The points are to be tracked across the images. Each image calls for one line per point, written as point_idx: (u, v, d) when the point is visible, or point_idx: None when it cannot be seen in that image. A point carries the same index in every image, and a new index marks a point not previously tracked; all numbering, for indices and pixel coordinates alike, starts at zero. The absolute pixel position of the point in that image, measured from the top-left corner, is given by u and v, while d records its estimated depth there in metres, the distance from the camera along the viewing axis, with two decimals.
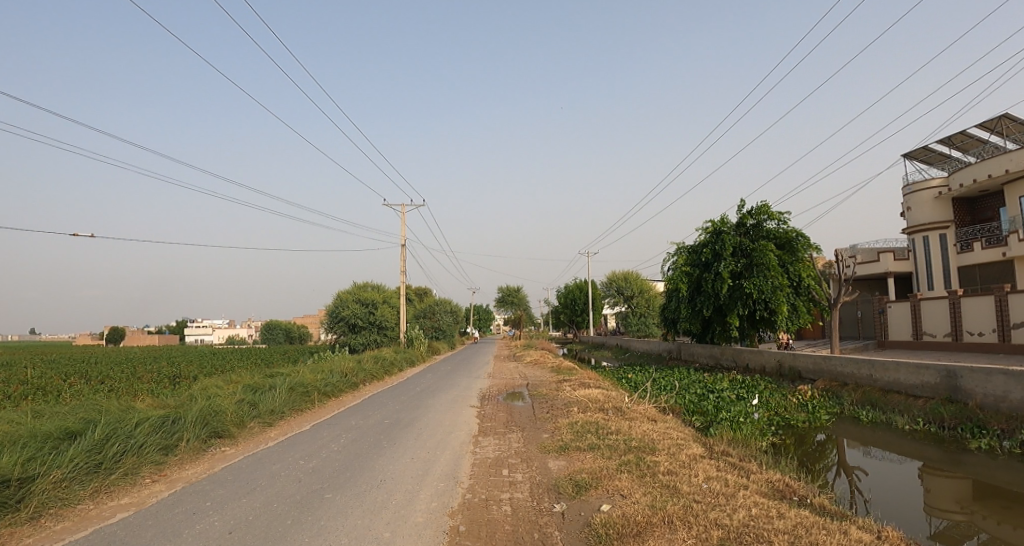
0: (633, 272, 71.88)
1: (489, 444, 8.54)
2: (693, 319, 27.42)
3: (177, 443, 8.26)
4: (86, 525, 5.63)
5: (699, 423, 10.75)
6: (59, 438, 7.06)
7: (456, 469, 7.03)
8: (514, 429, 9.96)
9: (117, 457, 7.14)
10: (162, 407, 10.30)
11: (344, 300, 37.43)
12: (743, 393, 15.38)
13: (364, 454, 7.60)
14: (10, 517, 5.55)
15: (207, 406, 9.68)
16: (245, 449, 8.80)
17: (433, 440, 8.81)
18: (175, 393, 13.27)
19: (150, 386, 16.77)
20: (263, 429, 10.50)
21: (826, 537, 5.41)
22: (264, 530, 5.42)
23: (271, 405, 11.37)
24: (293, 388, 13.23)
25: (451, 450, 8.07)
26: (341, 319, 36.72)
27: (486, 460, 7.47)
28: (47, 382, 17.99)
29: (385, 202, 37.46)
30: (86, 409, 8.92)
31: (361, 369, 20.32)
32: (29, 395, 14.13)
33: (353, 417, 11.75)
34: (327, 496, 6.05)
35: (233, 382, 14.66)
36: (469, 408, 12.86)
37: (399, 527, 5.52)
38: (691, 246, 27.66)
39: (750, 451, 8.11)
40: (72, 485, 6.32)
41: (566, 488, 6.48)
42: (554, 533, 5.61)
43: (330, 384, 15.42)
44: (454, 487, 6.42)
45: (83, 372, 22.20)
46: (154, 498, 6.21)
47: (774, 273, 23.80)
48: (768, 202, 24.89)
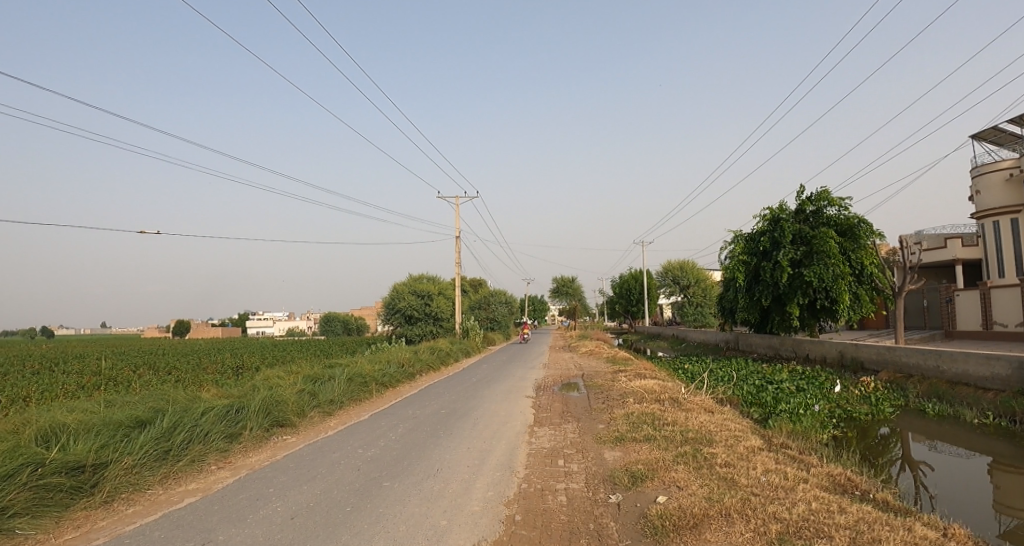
0: (689, 261, 70.87)
1: (543, 435, 8.48)
2: (751, 309, 27.01)
3: (241, 431, 8.50)
4: (155, 509, 5.86)
5: (757, 414, 10.53)
6: (130, 425, 7.36)
7: (512, 458, 6.98)
8: (569, 419, 9.92)
9: (184, 445, 7.38)
10: (227, 396, 10.65)
11: (400, 291, 38.20)
12: (803, 385, 15.00)
13: (421, 443, 7.68)
14: (86, 502, 5.89)
15: (270, 396, 9.95)
16: (306, 438, 8.96)
17: (489, 430, 8.84)
18: (239, 383, 13.71)
19: (214, 376, 17.32)
20: (323, 419, 10.75)
21: (888, 533, 5.23)
22: (324, 519, 5.58)
23: (330, 395, 11.62)
24: (352, 378, 13.51)
25: (506, 439, 8.05)
26: (397, 311, 37.55)
27: (541, 451, 7.41)
28: (118, 372, 18.96)
29: (440, 195, 37.99)
30: (155, 398, 9.27)
31: (418, 361, 20.59)
32: (101, 385, 14.89)
33: (411, 407, 11.86)
34: (385, 484, 6.07)
35: (294, 372, 15.06)
36: (525, 399, 12.90)
37: (456, 516, 5.68)
38: (749, 234, 27.18)
39: (810, 443, 7.85)
40: (142, 471, 6.59)
41: (621, 479, 6.42)
42: (609, 525, 5.73)
43: (387, 375, 15.71)
44: (509, 476, 6.38)
45: (152, 363, 23.33)
46: (219, 483, 6.35)
47: (835, 260, 23.06)
48: (827, 188, 24.13)
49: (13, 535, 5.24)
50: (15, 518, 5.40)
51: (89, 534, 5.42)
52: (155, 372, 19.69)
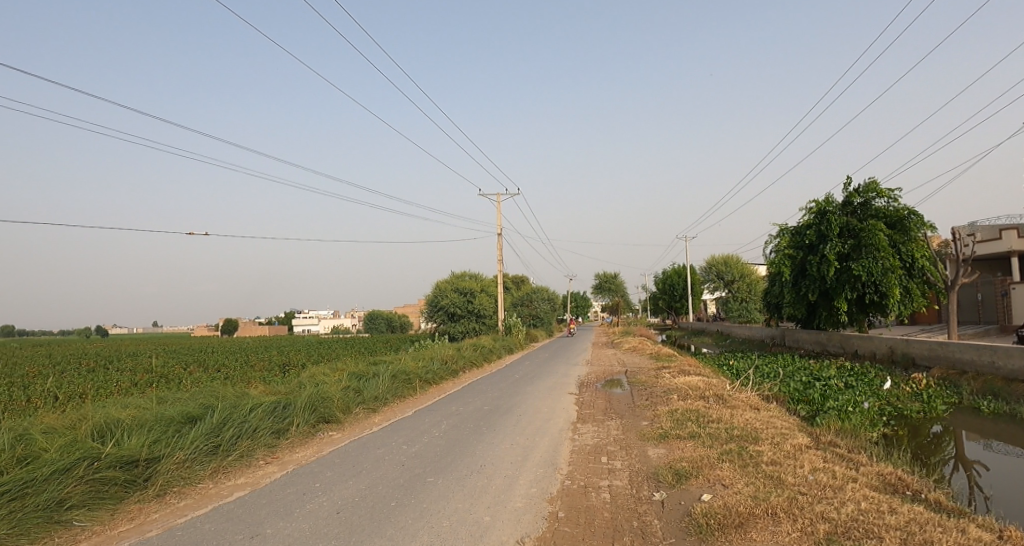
0: (733, 256, 70.12)
1: (586, 431, 8.44)
2: (797, 304, 26.63)
3: (287, 427, 8.68)
4: (206, 502, 6.00)
5: (805, 411, 10.32)
6: (181, 421, 7.59)
7: (555, 453, 6.97)
8: (612, 416, 9.85)
9: (233, 440, 7.57)
10: (275, 393, 10.90)
11: (442, 289, 38.63)
12: (852, 382, 14.64)
13: (464, 439, 7.71)
14: (140, 494, 6.10)
15: (316, 393, 10.13)
16: (351, 434, 9.07)
17: (531, 426, 8.84)
18: (287, 380, 14.04)
19: (262, 374, 17.76)
20: (368, 415, 10.90)
21: (942, 535, 5.07)
22: (369, 514, 5.66)
23: (375, 392, 11.78)
24: (396, 376, 13.69)
25: (549, 435, 8.03)
26: (440, 309, 37.97)
27: (584, 447, 7.36)
28: (171, 369, 19.67)
29: (481, 193, 38.41)
30: (205, 395, 9.53)
31: (460, 357, 20.75)
32: (154, 382, 15.41)
33: (454, 404, 11.93)
34: (429, 480, 6.12)
35: (339, 370, 15.34)
36: (568, 395, 12.87)
37: (499, 512, 5.72)
38: (795, 228, 26.78)
39: (860, 442, 7.65)
40: (194, 465, 6.79)
41: (666, 476, 6.36)
42: (653, 522, 5.71)
43: (431, 372, 15.86)
44: (552, 472, 6.36)
45: (201, 361, 24.08)
46: (267, 477, 6.49)
47: (885, 254, 22.49)
48: (876, 179, 23.52)
49: (72, 526, 5.47)
50: (74, 509, 5.63)
51: (142, 526, 5.58)
52: (204, 369, 20.32)
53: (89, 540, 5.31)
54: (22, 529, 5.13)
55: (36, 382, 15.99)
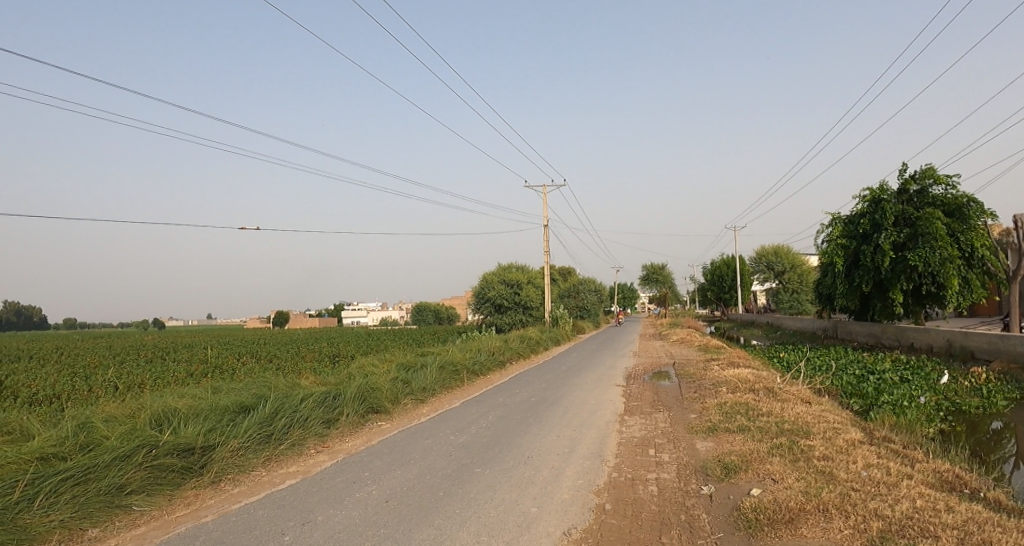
0: (784, 247, 70.03)
1: (633, 423, 8.40)
2: (850, 295, 26.22)
3: (337, 417, 8.87)
4: (259, 489, 6.17)
5: (858, 404, 10.07)
6: (235, 410, 7.84)
7: (601, 445, 6.95)
8: (660, 408, 9.79)
9: (285, 429, 7.78)
10: (325, 383, 11.15)
11: (489, 281, 38.89)
12: (909, 376, 14.20)
13: (511, 430, 7.75)
14: (196, 481, 6.33)
15: (365, 383, 10.34)
16: (399, 424, 9.21)
17: (578, 418, 8.83)
18: (336, 370, 14.40)
19: (312, 365, 18.29)
20: (416, 405, 11.07)
21: (1003, 536, 4.88)
22: (417, 504, 5.74)
23: (422, 383, 11.97)
24: (443, 366, 13.89)
25: (596, 427, 8.01)
26: (487, 301, 38.37)
27: (632, 439, 7.31)
28: (224, 360, 20.41)
29: (527, 185, 38.82)
30: (258, 385, 9.81)
31: (507, 349, 20.93)
32: (209, 372, 16.01)
33: (501, 395, 12.02)
34: (476, 471, 6.17)
35: (387, 360, 15.67)
36: (615, 387, 12.85)
37: (546, 504, 5.75)
38: (848, 217, 26.30)
39: (916, 438, 7.43)
40: (247, 453, 7.01)
41: (714, 470, 6.28)
42: (701, 516, 5.67)
43: (478, 363, 16.04)
44: (598, 464, 6.34)
45: (253, 352, 24.98)
46: (318, 466, 6.63)
47: (943, 243, 21.83)
48: (933, 165, 22.79)
49: (132, 510, 5.74)
50: (134, 494, 5.90)
51: (198, 512, 5.78)
52: (257, 360, 21.04)
53: (149, 525, 5.57)
54: (84, 514, 5.50)
55: (101, 372, 16.85)
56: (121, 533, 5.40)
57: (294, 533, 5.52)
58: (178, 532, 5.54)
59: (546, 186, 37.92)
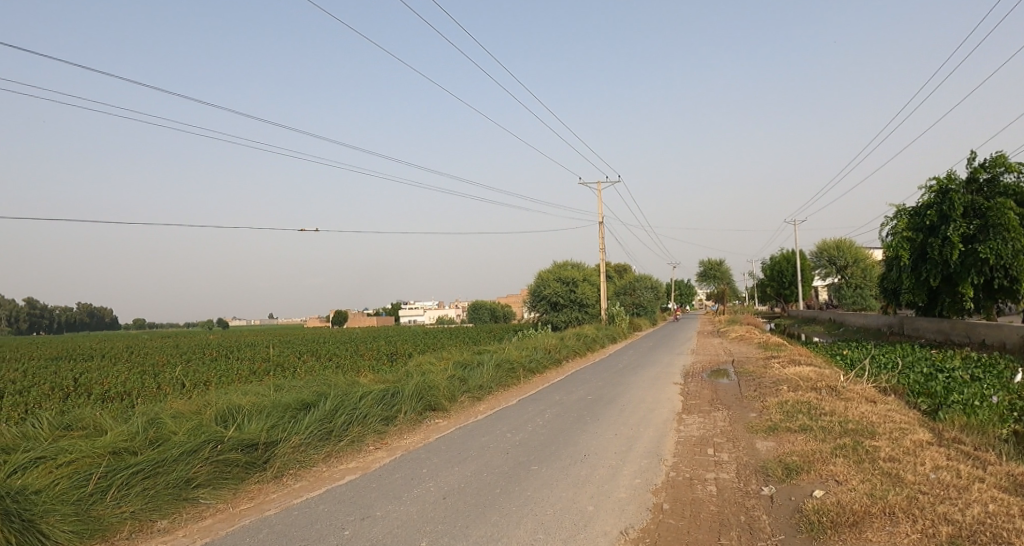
0: (846, 240, 67.88)
1: (692, 422, 8.29)
2: (916, 291, 25.48)
3: (396, 415, 9.04)
4: (320, 484, 6.30)
5: (929, 403, 9.68)
6: (297, 407, 8.09)
7: (658, 443, 6.88)
8: (718, 407, 9.64)
9: (345, 426, 7.97)
10: (384, 381, 11.39)
11: (545, 279, 39.09)
12: (981, 374, 13.55)
13: (567, 428, 7.72)
14: (260, 475, 6.56)
15: (423, 381, 10.52)
16: (456, 422, 9.31)
17: (636, 416, 8.76)
18: (395, 369, 14.71)
19: (370, 363, 18.78)
20: (472, 403, 11.19)
21: None
22: (475, 501, 5.79)
23: (479, 381, 12.11)
24: (500, 364, 14.06)
25: (654, 426, 7.94)
26: (543, 299, 38.54)
27: (690, 438, 7.21)
28: (285, 358, 21.22)
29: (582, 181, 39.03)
30: (319, 383, 10.06)
31: (564, 346, 21.08)
32: (271, 371, 16.63)
33: (557, 392, 12.05)
34: (533, 468, 6.19)
35: (444, 358, 15.98)
36: (672, 385, 12.71)
37: (603, 502, 5.73)
38: (913, 208, 25.72)
39: (991, 439, 7.10)
40: (308, 449, 7.21)
41: (775, 471, 6.17)
42: (762, 517, 5.56)
43: (534, 361, 16.19)
44: (656, 463, 6.29)
45: (313, 351, 25.91)
46: (377, 462, 6.75)
47: (1017, 234, 21.15)
48: (1005, 152, 22.12)
49: (199, 503, 5.97)
50: (201, 487, 6.16)
51: (262, 505, 5.94)
52: (317, 358, 21.77)
53: (215, 517, 5.78)
54: (154, 506, 5.80)
55: (169, 370, 17.85)
56: (188, 525, 5.62)
57: (354, 527, 5.63)
58: (242, 525, 5.72)
59: (599, 182, 38.10)
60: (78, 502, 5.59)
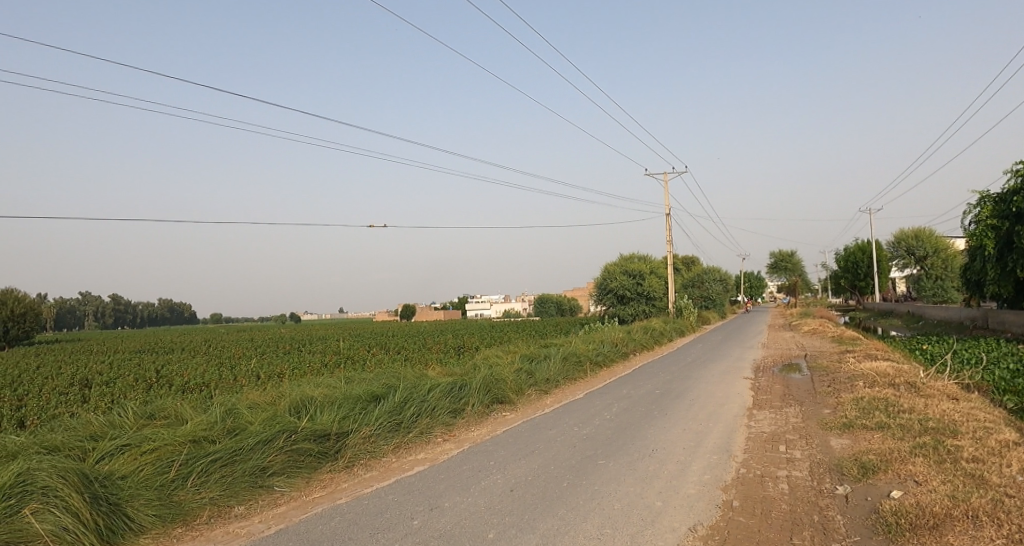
0: (924, 229, 66.20)
1: (763, 418, 8.17)
2: (1002, 281, 25.29)
3: (463, 407, 9.26)
4: (389, 475, 6.44)
5: (1021, 400, 9.24)
6: (368, 399, 8.40)
7: (728, 439, 6.80)
8: (790, 402, 9.49)
9: (414, 418, 8.20)
10: (452, 374, 11.73)
11: (611, 272, 40.53)
12: None
13: (635, 422, 7.70)
14: (332, 464, 6.82)
15: (489, 375, 10.76)
16: (523, 415, 9.41)
17: (705, 410, 8.68)
18: (462, 362, 15.14)
19: (438, 357, 19.40)
20: (539, 396, 11.36)
21: None
22: (543, 493, 5.83)
23: (546, 375, 12.33)
24: (566, 357, 14.32)
25: (724, 421, 7.86)
26: (609, 292, 40.04)
27: (761, 434, 7.10)
28: (354, 354, 22.17)
29: (649, 171, 39.66)
30: (389, 376, 10.42)
31: (631, 340, 21.29)
32: (341, 365, 17.40)
33: (623, 386, 12.10)
34: (600, 462, 6.21)
35: (510, 351, 16.40)
36: (742, 380, 12.61)
37: (672, 498, 5.70)
38: (1001, 195, 25.35)
39: None
40: (378, 440, 7.43)
41: (850, 470, 6.01)
42: (836, 517, 5.41)
43: (601, 355, 16.41)
44: (726, 459, 6.23)
45: (385, 346, 27.16)
46: (444, 454, 6.86)
47: None
48: None
49: (274, 490, 6.21)
50: (276, 475, 6.40)
51: (334, 494, 6.14)
52: (386, 353, 22.65)
53: (289, 504, 5.98)
54: (232, 492, 6.04)
55: (246, 364, 19.09)
56: (264, 511, 5.86)
57: (423, 517, 5.73)
58: (315, 513, 5.89)
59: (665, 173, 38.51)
60: (161, 487, 5.89)
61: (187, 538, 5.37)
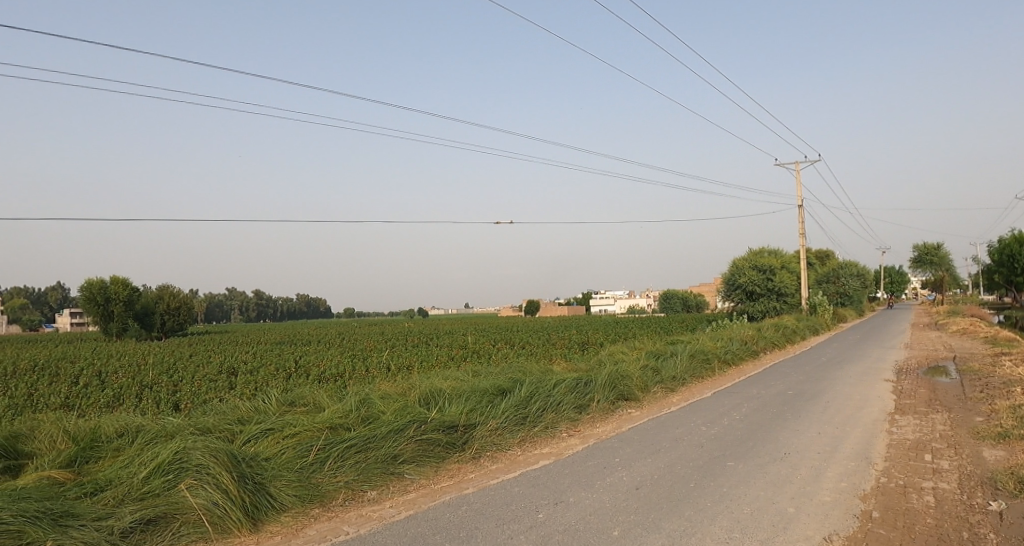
0: None
1: (906, 424, 7.85)
2: None
3: (589, 403, 9.54)
4: (515, 467, 6.69)
5: None
6: (494, 393, 8.91)
7: (867, 447, 6.61)
8: (937, 409, 9.05)
9: (540, 412, 8.54)
10: (577, 371, 12.22)
11: (740, 267, 42.04)
12: None
13: (767, 423, 7.63)
14: (460, 455, 7.16)
15: (614, 371, 11.04)
16: (649, 412, 9.54)
17: (841, 414, 8.46)
18: (587, 357, 15.77)
19: (563, 353, 20.34)
20: (666, 394, 11.49)
21: None
22: (669, 491, 5.90)
23: (672, 373, 12.49)
24: (694, 355, 14.52)
25: (863, 425, 7.62)
26: (738, 287, 41.80)
27: (905, 442, 6.84)
28: (483, 348, 23.62)
29: (778, 161, 40.49)
30: (517, 372, 10.93)
31: (761, 338, 21.15)
32: (467, 360, 18.47)
33: (753, 385, 11.99)
34: (729, 464, 6.23)
35: (636, 348, 16.90)
36: (882, 382, 12.28)
37: (805, 504, 5.58)
38: None
39: None
40: (504, 433, 7.78)
41: (1006, 485, 5.64)
42: (990, 534, 5.06)
43: (729, 352, 16.40)
44: (865, 467, 6.09)
45: (512, 341, 28.97)
46: (569, 449, 7.04)
47: None
48: None
49: (405, 477, 6.57)
50: (406, 463, 6.77)
51: (462, 483, 6.44)
52: (509, 348, 23.83)
53: (418, 491, 6.29)
54: (366, 476, 6.43)
55: (377, 357, 20.62)
56: (396, 496, 6.19)
57: (549, 510, 5.87)
58: (443, 500, 6.17)
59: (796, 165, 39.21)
60: (301, 469, 6.35)
61: (325, 518, 5.73)
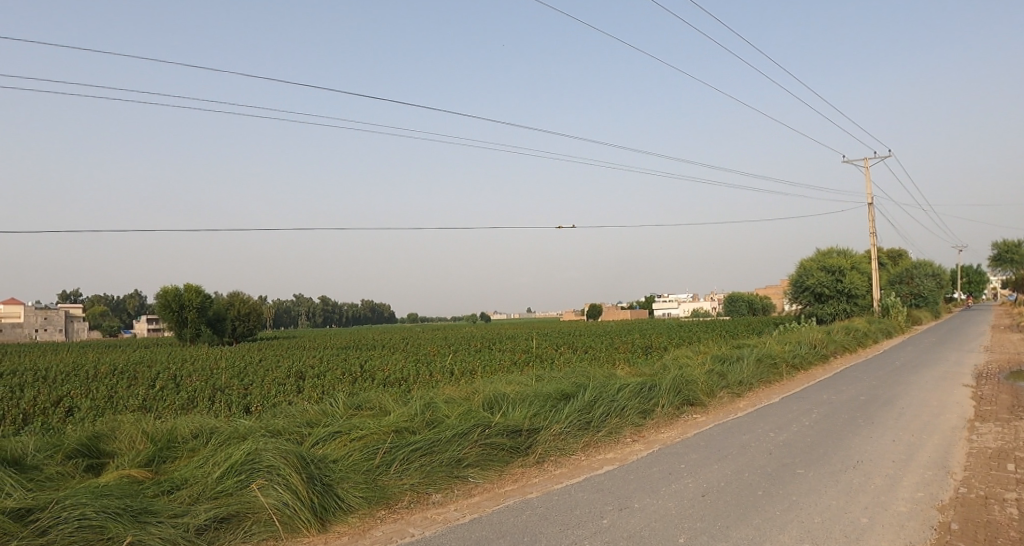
0: None
1: (986, 432, 7.62)
2: None
3: (653, 408, 9.58)
4: (580, 472, 6.77)
5: None
6: (558, 398, 9.05)
7: (945, 456, 6.44)
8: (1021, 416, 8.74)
9: (604, 416, 8.62)
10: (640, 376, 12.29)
11: (808, 268, 42.68)
12: None
13: (839, 431, 7.52)
14: (523, 459, 7.27)
15: (678, 376, 11.06)
16: (714, 418, 9.51)
17: (916, 422, 8.26)
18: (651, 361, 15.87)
19: (625, 357, 20.50)
20: (731, 400, 11.42)
21: None
22: (736, 498, 5.88)
23: (738, 378, 12.40)
24: (760, 359, 14.40)
25: (941, 433, 7.43)
26: (806, 289, 42.40)
27: (986, 451, 6.64)
28: (546, 352, 23.97)
29: (846, 160, 40.65)
30: (582, 377, 11.08)
31: (832, 341, 20.79)
32: (530, 365, 18.70)
33: (824, 390, 11.83)
34: (798, 471, 6.19)
35: (700, 351, 16.92)
36: (962, 387, 11.93)
37: (879, 514, 5.47)
38: None
39: None
40: (568, 437, 7.87)
41: None
42: None
43: (796, 356, 16.20)
44: (943, 477, 5.95)
45: (574, 345, 29.39)
46: (633, 455, 7.10)
47: None
48: None
49: (469, 480, 6.71)
50: (471, 467, 6.91)
51: (526, 487, 6.54)
52: (570, 353, 24.13)
53: (482, 495, 6.39)
54: (431, 479, 6.59)
55: (441, 361, 21.05)
56: (460, 499, 6.30)
57: (614, 515, 5.89)
58: (507, 504, 6.26)
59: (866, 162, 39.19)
60: (366, 471, 6.52)
61: (392, 520, 5.87)
